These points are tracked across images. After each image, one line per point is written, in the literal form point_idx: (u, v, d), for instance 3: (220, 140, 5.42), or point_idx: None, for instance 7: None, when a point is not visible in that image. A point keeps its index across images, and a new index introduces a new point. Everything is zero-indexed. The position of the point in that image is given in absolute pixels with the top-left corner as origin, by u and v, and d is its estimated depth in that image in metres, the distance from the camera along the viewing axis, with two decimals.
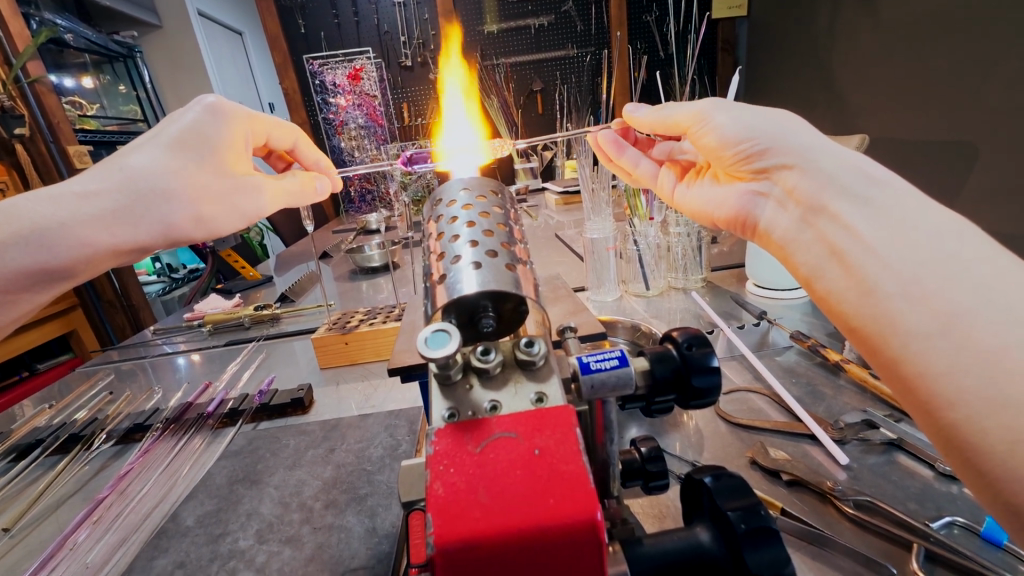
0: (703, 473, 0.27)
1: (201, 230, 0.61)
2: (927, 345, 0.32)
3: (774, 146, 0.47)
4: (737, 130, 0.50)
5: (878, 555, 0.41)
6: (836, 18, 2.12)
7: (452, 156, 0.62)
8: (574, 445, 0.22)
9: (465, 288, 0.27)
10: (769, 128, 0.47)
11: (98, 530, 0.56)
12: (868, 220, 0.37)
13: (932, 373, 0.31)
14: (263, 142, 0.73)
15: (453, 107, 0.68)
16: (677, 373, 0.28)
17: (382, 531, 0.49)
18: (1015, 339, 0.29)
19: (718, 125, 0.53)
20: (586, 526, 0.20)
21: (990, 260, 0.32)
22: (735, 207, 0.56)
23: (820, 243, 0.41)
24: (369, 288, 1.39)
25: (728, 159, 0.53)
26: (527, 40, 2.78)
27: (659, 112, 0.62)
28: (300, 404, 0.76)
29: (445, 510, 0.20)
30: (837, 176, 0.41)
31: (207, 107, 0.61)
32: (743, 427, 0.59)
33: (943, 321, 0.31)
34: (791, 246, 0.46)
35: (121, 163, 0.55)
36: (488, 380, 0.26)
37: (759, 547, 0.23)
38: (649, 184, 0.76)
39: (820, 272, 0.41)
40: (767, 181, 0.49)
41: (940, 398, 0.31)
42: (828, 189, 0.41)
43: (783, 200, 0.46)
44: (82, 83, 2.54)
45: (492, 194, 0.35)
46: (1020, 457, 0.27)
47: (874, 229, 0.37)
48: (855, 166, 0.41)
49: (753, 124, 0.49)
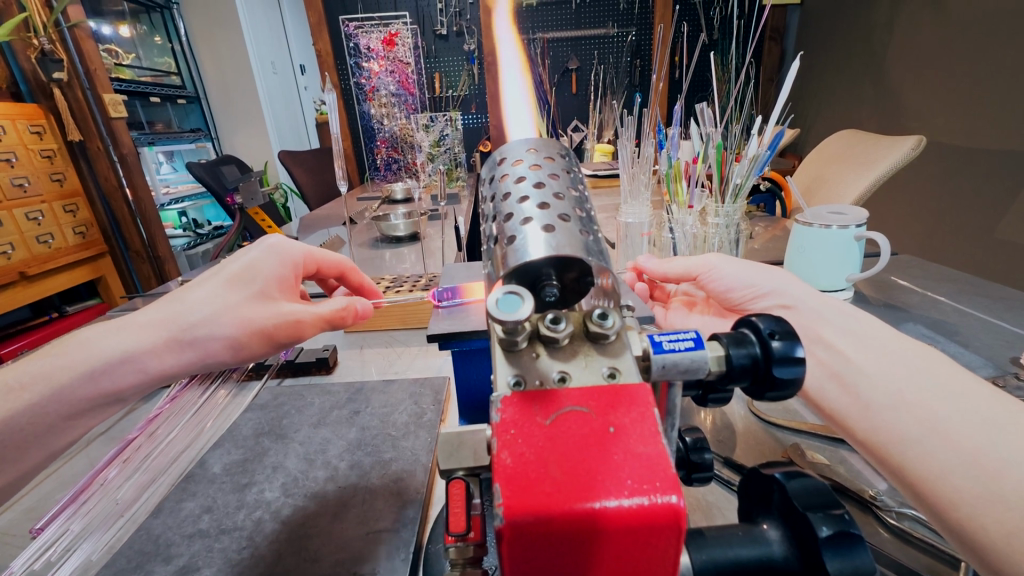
0: (774, 469, 0.25)
1: None
2: (920, 449, 0.34)
3: (773, 292, 0.48)
4: (739, 279, 0.51)
5: (923, 569, 0.39)
6: (898, 12, 2.01)
7: (511, 108, 0.58)
8: (652, 426, 0.21)
9: (535, 251, 0.25)
10: (767, 276, 0.49)
11: (128, 469, 0.57)
12: (856, 348, 0.40)
13: (929, 477, 0.34)
14: None
15: (504, 44, 0.60)
16: (755, 363, 0.26)
17: (407, 495, 0.49)
18: (987, 440, 0.33)
19: (720, 272, 0.53)
20: (668, 514, 0.18)
21: (958, 376, 0.36)
22: None
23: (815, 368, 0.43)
24: (392, 257, 1.37)
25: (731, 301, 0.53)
26: (566, 14, 2.69)
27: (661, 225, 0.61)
28: (324, 364, 0.77)
29: (513, 481, 0.19)
30: (829, 317, 0.43)
31: None
32: (777, 426, 0.57)
33: (928, 428, 0.34)
34: None
35: None
36: (555, 350, 0.24)
37: (842, 551, 0.21)
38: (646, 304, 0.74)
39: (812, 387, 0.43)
40: None
41: (944, 499, 0.33)
42: (820, 325, 0.43)
43: None
44: (118, 31, 2.57)
45: (559, 157, 0.33)
46: (1015, 545, 0.30)
47: (862, 354, 0.40)
48: (840, 306, 0.44)
49: (752, 274, 0.50)
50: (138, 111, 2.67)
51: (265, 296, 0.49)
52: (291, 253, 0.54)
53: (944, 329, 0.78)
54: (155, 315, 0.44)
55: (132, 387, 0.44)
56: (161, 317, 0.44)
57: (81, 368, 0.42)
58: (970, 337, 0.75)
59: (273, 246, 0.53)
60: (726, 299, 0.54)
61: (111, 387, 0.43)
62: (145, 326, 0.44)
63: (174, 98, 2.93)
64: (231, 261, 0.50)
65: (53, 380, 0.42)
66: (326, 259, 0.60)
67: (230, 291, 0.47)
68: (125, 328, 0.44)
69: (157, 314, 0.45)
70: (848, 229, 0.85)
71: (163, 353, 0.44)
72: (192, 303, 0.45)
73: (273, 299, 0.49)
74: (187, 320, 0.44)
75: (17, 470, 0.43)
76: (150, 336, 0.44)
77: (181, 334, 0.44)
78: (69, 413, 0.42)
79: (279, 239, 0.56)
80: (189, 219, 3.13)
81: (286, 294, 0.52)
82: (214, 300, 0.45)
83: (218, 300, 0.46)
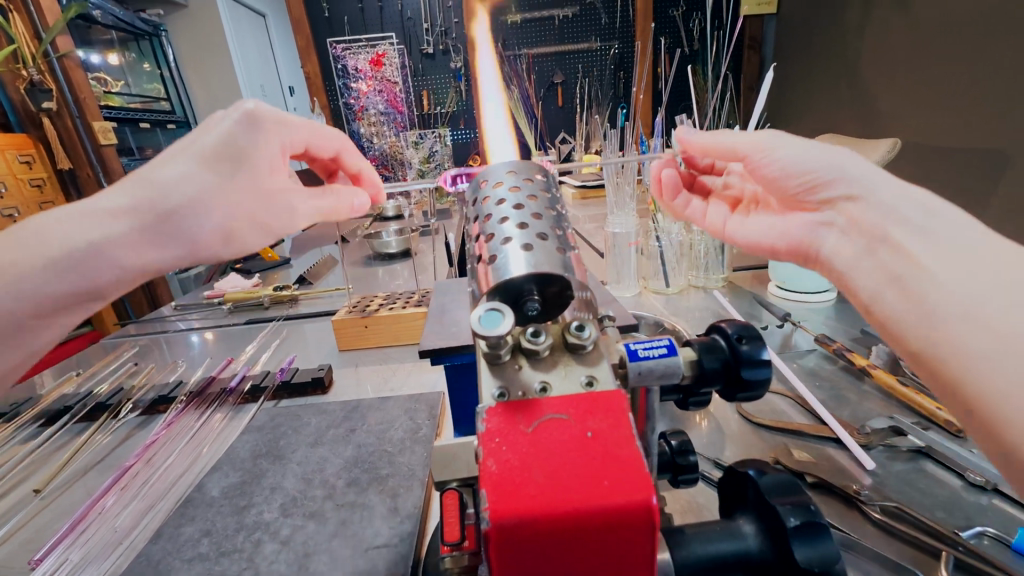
0: (748, 466, 0.27)
1: None
2: (986, 367, 0.30)
3: (841, 179, 0.43)
4: (794, 163, 0.47)
5: (906, 561, 0.41)
6: (869, 19, 2.06)
7: (493, 138, 0.60)
8: (627, 429, 0.22)
9: (515, 270, 0.27)
10: (832, 164, 0.44)
11: (126, 496, 0.57)
12: (932, 247, 0.35)
13: (989, 398, 0.29)
14: (303, 148, 0.60)
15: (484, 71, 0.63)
16: (726, 365, 0.27)
17: (404, 511, 0.50)
18: None
19: (776, 155, 0.48)
20: (642, 509, 0.20)
21: None
22: (795, 239, 0.52)
23: (877, 271, 0.39)
24: (385, 274, 1.39)
25: (787, 191, 0.49)
26: (550, 31, 2.75)
27: (706, 133, 0.56)
28: (320, 385, 0.77)
29: (499, 486, 0.20)
30: (905, 213, 0.38)
31: (242, 108, 0.50)
32: (765, 427, 0.58)
33: (1001, 346, 0.30)
34: (847, 279, 0.43)
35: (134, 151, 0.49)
36: (536, 361, 0.26)
37: (809, 540, 0.22)
38: (694, 221, 0.71)
39: (873, 298, 0.39)
40: (828, 213, 0.45)
41: (1002, 422, 0.29)
42: (891, 218, 0.38)
43: (845, 231, 0.43)
44: (107, 59, 2.59)
45: (538, 177, 0.35)
46: None
47: (935, 254, 0.35)
48: (919, 200, 0.39)
49: (818, 153, 0.45)
50: (128, 137, 2.68)
51: (249, 180, 0.50)
52: (281, 133, 0.53)
53: None
54: (126, 200, 0.46)
55: (108, 286, 0.47)
56: (131, 202, 0.46)
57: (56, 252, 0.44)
58: None
59: (252, 115, 0.50)
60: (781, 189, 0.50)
61: (85, 286, 0.45)
62: (116, 214, 0.45)
63: (164, 124, 2.95)
64: (206, 134, 0.48)
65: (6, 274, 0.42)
66: (320, 140, 0.60)
67: (209, 173, 0.48)
68: (86, 214, 0.45)
69: (131, 197, 0.46)
70: None
71: (140, 250, 0.47)
72: (165, 184, 0.46)
73: (258, 185, 0.52)
74: (164, 204, 0.46)
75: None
76: (124, 221, 0.46)
77: (162, 217, 0.46)
78: (35, 312, 0.44)
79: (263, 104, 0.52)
80: None
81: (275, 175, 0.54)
82: (195, 181, 0.47)
83: (196, 183, 0.47)
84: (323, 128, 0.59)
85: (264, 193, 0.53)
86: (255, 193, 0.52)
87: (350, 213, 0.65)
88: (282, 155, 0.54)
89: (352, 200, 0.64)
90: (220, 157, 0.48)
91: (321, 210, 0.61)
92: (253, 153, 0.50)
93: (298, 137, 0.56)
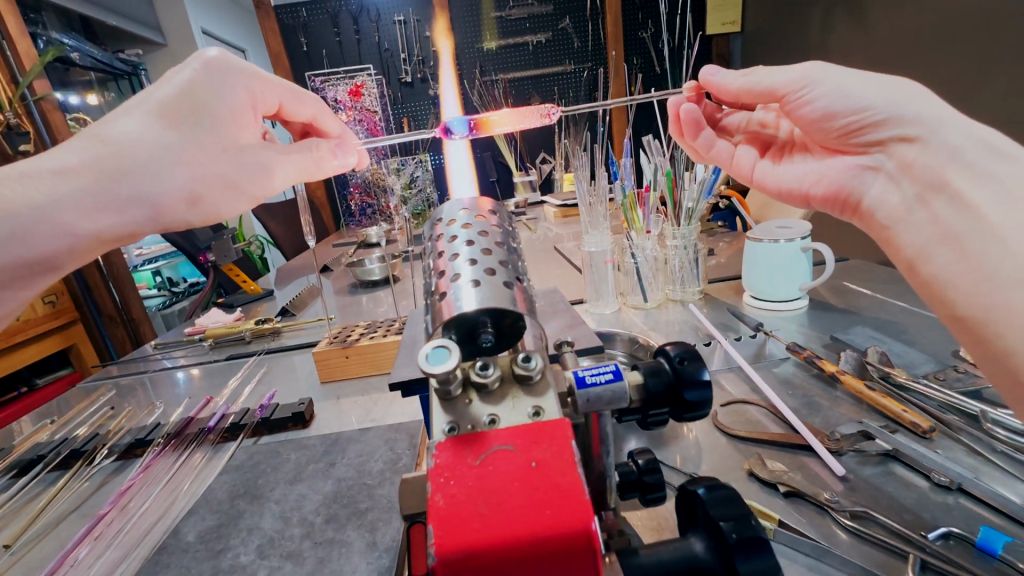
0: (697, 483, 0.29)
1: (193, 212, 0.61)
2: None
3: (893, 117, 0.49)
4: (846, 101, 0.53)
5: (876, 566, 0.41)
6: (829, 33, 2.08)
7: None
8: (571, 457, 0.23)
9: (464, 306, 0.28)
10: (886, 98, 0.49)
11: (99, 546, 0.56)
12: (990, 200, 0.40)
13: None
14: (276, 108, 0.69)
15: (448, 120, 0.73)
16: (670, 387, 0.30)
17: (382, 545, 0.49)
18: None
19: (824, 94, 0.55)
20: (582, 537, 0.21)
21: None
22: (835, 183, 0.59)
23: (932, 222, 0.45)
24: (369, 302, 1.39)
25: (836, 129, 0.55)
26: (525, 56, 2.82)
27: (748, 78, 0.64)
28: (300, 419, 0.77)
29: (446, 521, 0.21)
30: (971, 161, 0.43)
31: (204, 63, 0.59)
32: (740, 438, 0.59)
33: None
34: (896, 226, 0.49)
35: (103, 131, 0.55)
36: (486, 394, 0.27)
37: (751, 556, 0.25)
38: (726, 165, 0.78)
39: (925, 253, 0.45)
40: (879, 154, 0.51)
41: None
42: (951, 165, 0.44)
43: (897, 175, 0.49)
44: (87, 99, 2.63)
45: (490, 213, 0.37)
46: None
47: (993, 207, 0.40)
48: (980, 138, 0.43)
49: (870, 92, 0.51)
50: None
51: (208, 129, 0.58)
52: (244, 84, 0.61)
53: (890, 330, 0.82)
54: (76, 159, 0.53)
55: (53, 252, 0.54)
56: (81, 161, 0.54)
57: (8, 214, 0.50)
58: (915, 335, 0.79)
59: (210, 65, 0.59)
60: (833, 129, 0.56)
61: (27, 254, 0.53)
62: (60, 174, 0.53)
63: None
64: (165, 87, 0.57)
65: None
66: (291, 101, 0.69)
67: (166, 123, 0.56)
68: (29, 175, 0.52)
69: (85, 154, 0.54)
70: (794, 243, 0.91)
71: (89, 211, 0.54)
72: (118, 140, 0.54)
73: (222, 134, 0.60)
74: (115, 162, 0.54)
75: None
76: (68, 181, 0.53)
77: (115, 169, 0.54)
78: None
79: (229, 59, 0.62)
80: (163, 279, 3.10)
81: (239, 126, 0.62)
82: (144, 126, 0.55)
83: (151, 131, 0.55)
84: (297, 89, 0.69)
85: (227, 144, 0.60)
86: (219, 144, 0.60)
87: (334, 169, 0.72)
88: (249, 109, 0.63)
89: (335, 154, 0.71)
90: (178, 106, 0.57)
91: (299, 164, 0.67)
92: (214, 102, 0.58)
93: (265, 91, 0.64)
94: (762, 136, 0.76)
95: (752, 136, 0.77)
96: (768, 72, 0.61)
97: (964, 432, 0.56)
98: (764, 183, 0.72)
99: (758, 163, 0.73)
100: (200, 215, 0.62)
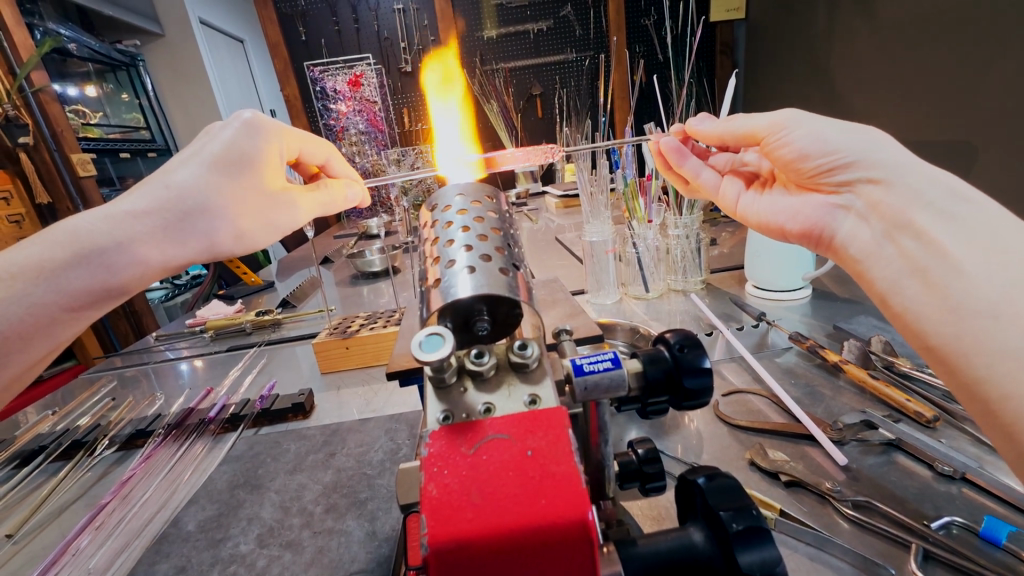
0: (697, 473, 0.29)
1: (241, 246, 0.61)
2: (1009, 367, 0.34)
3: (857, 161, 0.49)
4: (816, 144, 0.52)
5: (878, 556, 0.41)
6: (835, 20, 2.03)
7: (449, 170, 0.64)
8: (566, 446, 0.22)
9: (459, 291, 0.27)
10: (854, 142, 0.49)
11: (100, 536, 0.56)
12: (954, 237, 0.40)
13: (1003, 394, 0.34)
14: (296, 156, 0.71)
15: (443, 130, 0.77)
16: (668, 373, 0.30)
17: (382, 534, 0.49)
18: None
19: (795, 139, 0.54)
20: (580, 527, 0.20)
21: None
22: (809, 220, 0.57)
23: (901, 258, 0.43)
24: (370, 293, 1.39)
25: (807, 170, 0.54)
26: (526, 44, 2.78)
27: (729, 123, 0.64)
28: (300, 410, 0.76)
29: (438, 511, 0.21)
30: (935, 201, 0.42)
31: (245, 122, 0.59)
32: (742, 428, 0.59)
33: None
34: (866, 261, 0.48)
35: (166, 179, 0.54)
36: (482, 382, 0.26)
37: (750, 546, 0.24)
38: (712, 196, 0.77)
39: (897, 287, 0.43)
40: (848, 194, 0.50)
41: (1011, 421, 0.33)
42: (916, 205, 0.43)
43: (866, 213, 0.48)
44: (85, 91, 2.55)
45: (487, 199, 0.36)
46: None
47: (956, 244, 0.39)
48: (942, 183, 0.43)
49: (834, 137, 0.51)
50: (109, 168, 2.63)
51: (250, 180, 0.59)
52: (271, 133, 0.62)
53: None
54: (146, 203, 0.53)
55: (129, 282, 0.54)
56: (153, 205, 0.53)
57: (74, 252, 0.50)
58: None
59: (251, 122, 0.60)
60: (800, 170, 0.55)
61: (111, 279, 0.52)
62: (134, 218, 0.52)
63: (144, 152, 2.93)
64: (212, 142, 0.58)
65: (44, 270, 0.49)
66: (308, 147, 0.71)
67: (216, 175, 0.56)
68: (109, 217, 0.52)
69: (148, 202, 0.53)
70: None
71: (163, 248, 0.54)
72: (182, 188, 0.54)
73: (259, 182, 0.61)
74: (183, 204, 0.54)
75: (14, 362, 0.49)
76: (145, 222, 0.53)
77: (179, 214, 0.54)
78: (69, 306, 0.51)
79: (256, 113, 0.62)
80: None
81: (274, 172, 0.63)
82: (206, 181, 0.56)
83: (203, 181, 0.56)
84: (308, 134, 0.71)
85: (265, 192, 0.62)
86: (258, 189, 0.61)
87: (344, 206, 0.75)
88: (279, 155, 0.64)
89: (347, 193, 0.74)
90: (228, 162, 0.58)
91: (320, 203, 0.70)
92: (253, 153, 0.59)
93: (291, 143, 0.66)
94: (743, 172, 0.75)
95: (735, 173, 0.76)
96: (746, 118, 0.61)
97: (967, 422, 0.55)
98: (747, 217, 0.70)
99: (742, 197, 0.72)
100: (245, 246, 0.62)
